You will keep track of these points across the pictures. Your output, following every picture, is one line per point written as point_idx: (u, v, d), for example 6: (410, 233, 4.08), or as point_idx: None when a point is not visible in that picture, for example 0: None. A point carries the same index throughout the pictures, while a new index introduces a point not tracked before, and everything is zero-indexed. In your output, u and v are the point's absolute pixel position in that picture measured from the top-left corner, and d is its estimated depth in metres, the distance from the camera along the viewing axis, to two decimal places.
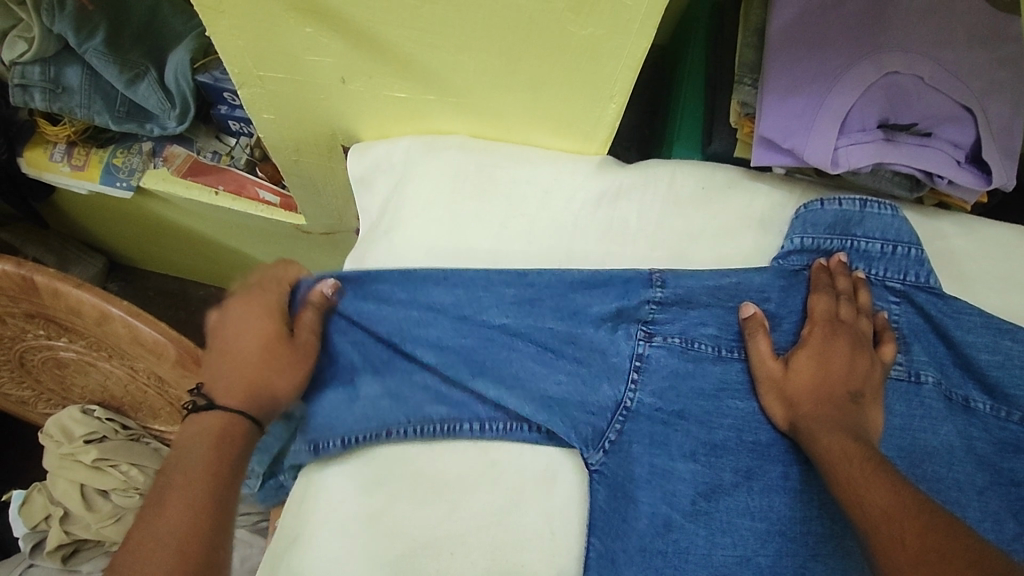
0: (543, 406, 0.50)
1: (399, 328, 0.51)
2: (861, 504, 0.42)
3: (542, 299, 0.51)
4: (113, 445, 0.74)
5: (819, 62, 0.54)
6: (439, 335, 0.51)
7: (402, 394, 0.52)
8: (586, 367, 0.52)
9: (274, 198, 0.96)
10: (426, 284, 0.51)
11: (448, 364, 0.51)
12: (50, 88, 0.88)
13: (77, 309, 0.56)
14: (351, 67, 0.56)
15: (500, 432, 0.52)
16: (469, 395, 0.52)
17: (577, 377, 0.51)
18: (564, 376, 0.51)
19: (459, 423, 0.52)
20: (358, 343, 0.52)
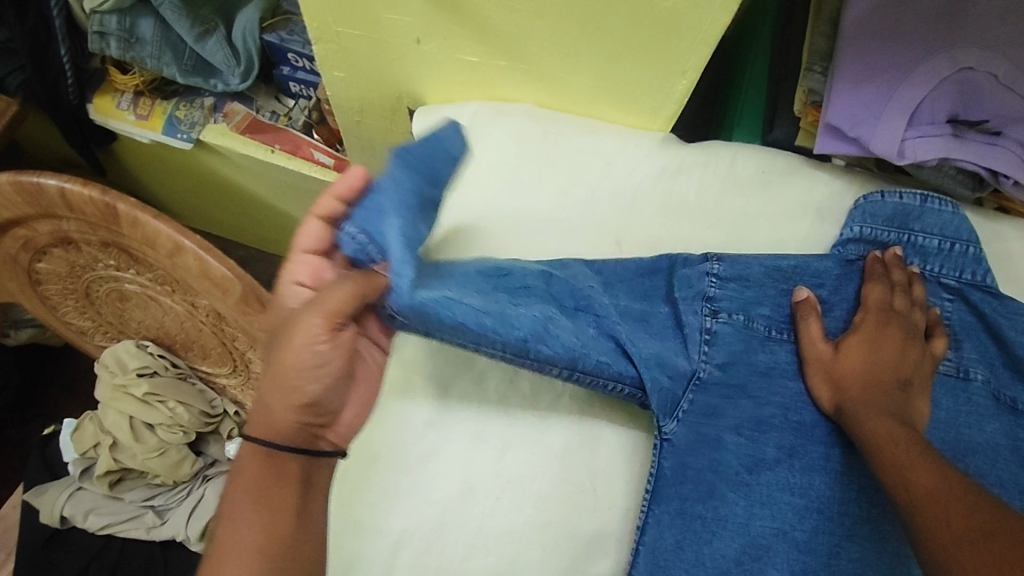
0: (642, 363, 0.51)
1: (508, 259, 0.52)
2: (907, 485, 0.42)
3: (618, 281, 0.53)
4: (163, 381, 0.77)
5: (892, 53, 0.54)
6: (552, 268, 0.52)
7: (508, 316, 0.49)
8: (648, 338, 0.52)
9: (328, 160, 0.98)
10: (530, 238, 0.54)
11: (558, 298, 0.51)
12: (125, 37, 0.92)
13: (150, 239, 0.58)
14: (428, 27, 0.58)
15: (599, 377, 0.51)
16: (574, 338, 0.50)
17: (660, 341, 0.52)
18: (651, 339, 0.52)
19: (554, 364, 0.50)
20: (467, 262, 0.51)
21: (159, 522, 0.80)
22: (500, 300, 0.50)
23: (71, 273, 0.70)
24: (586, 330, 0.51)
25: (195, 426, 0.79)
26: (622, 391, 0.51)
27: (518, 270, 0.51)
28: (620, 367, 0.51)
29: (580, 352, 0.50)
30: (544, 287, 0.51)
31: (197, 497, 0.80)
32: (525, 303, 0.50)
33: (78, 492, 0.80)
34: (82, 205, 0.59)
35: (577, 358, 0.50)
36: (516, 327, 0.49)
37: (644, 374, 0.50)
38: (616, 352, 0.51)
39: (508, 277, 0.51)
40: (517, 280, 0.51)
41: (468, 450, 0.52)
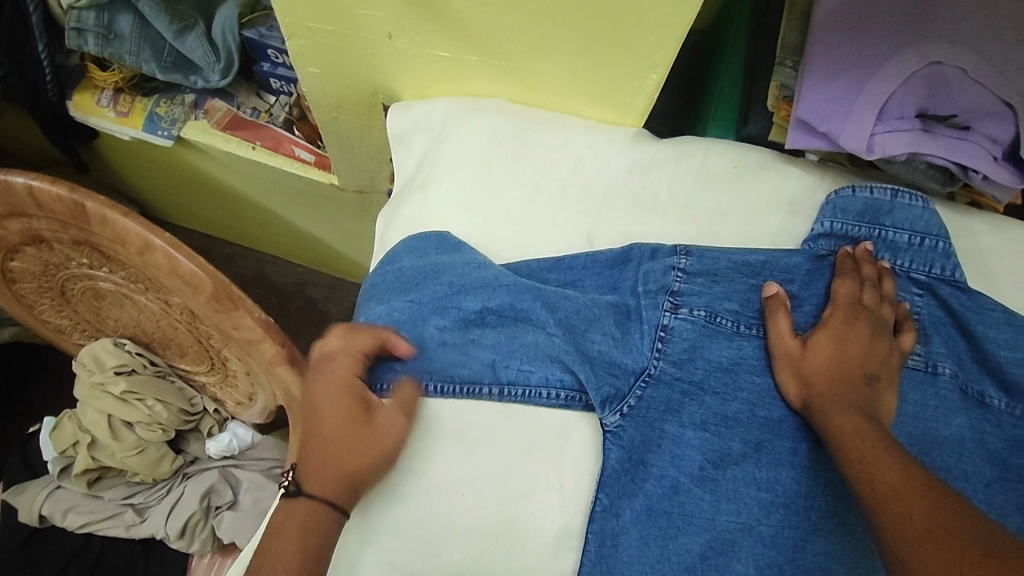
0: (582, 359, 0.51)
1: (447, 282, 0.54)
2: (870, 480, 0.43)
3: (582, 282, 0.56)
4: (141, 379, 0.77)
5: (862, 48, 0.54)
6: (481, 285, 0.54)
7: (431, 351, 0.52)
8: (617, 329, 0.53)
9: (309, 157, 0.98)
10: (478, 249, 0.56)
11: (490, 318, 0.53)
12: (103, 33, 0.91)
13: (121, 237, 0.58)
14: (400, 23, 0.57)
15: (521, 385, 0.52)
16: (495, 356, 0.52)
17: (611, 336, 0.52)
18: (599, 334, 0.52)
19: (479, 384, 0.52)
20: (414, 289, 0.55)
21: (139, 519, 0.80)
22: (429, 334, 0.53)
23: (45, 272, 0.69)
24: (512, 339, 0.52)
25: (175, 424, 0.79)
26: (555, 396, 0.52)
27: (452, 295, 0.54)
28: (548, 372, 0.52)
29: (504, 367, 0.52)
30: (482, 300, 0.53)
31: (177, 495, 0.80)
32: (452, 330, 0.53)
33: (56, 492, 0.79)
34: (53, 203, 0.59)
35: (499, 373, 0.52)
36: (436, 358, 0.52)
37: (579, 373, 0.51)
38: (544, 359, 0.52)
39: (442, 304, 0.54)
40: (452, 305, 0.53)
41: (434, 449, 0.52)
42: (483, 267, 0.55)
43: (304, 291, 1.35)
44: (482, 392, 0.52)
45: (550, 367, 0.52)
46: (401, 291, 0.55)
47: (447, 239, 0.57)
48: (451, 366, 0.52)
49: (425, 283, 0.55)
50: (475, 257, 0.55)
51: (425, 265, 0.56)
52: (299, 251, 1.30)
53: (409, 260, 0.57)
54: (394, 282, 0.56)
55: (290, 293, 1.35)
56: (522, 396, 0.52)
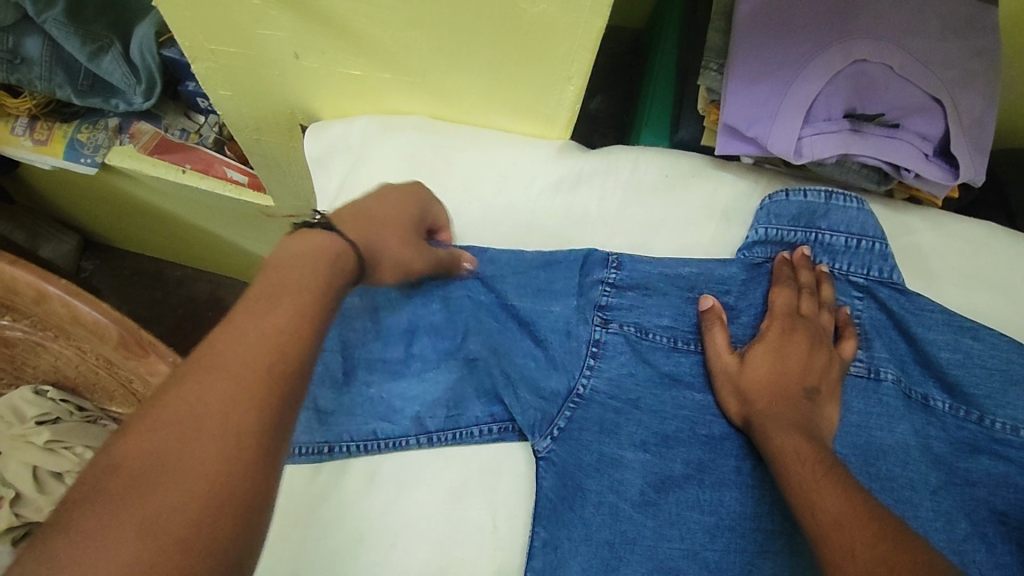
0: (504, 384, 0.50)
1: (357, 327, 0.51)
2: (812, 506, 0.41)
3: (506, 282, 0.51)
4: (67, 426, 0.72)
5: (785, 49, 0.52)
6: (394, 331, 0.52)
7: (355, 402, 0.51)
8: (537, 346, 0.50)
9: (242, 178, 0.94)
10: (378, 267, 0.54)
11: (412, 364, 0.52)
12: (9, 58, 0.86)
13: (13, 287, 0.54)
14: (305, 41, 0.54)
15: (452, 427, 0.51)
16: (421, 402, 0.51)
17: (534, 359, 0.50)
18: (522, 357, 0.50)
19: (406, 437, 0.51)
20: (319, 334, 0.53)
21: None
22: (348, 385, 0.51)
23: None
24: (436, 382, 0.51)
25: None
26: (488, 430, 0.51)
27: (364, 343, 0.52)
28: (479, 410, 0.51)
29: (429, 417, 0.51)
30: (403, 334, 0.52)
31: None
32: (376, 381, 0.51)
33: None
34: None
35: (426, 421, 0.51)
36: (358, 411, 0.51)
37: (505, 401, 0.50)
38: (475, 394, 0.51)
39: (357, 353, 0.52)
40: (373, 351, 0.52)
41: (366, 491, 0.50)
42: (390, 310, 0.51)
43: None
44: (411, 443, 0.51)
45: (481, 400, 0.51)
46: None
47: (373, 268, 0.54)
48: (378, 415, 0.51)
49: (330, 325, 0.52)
50: (381, 296, 0.51)
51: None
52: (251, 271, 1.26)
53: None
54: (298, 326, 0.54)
55: None
56: (454, 438, 0.51)
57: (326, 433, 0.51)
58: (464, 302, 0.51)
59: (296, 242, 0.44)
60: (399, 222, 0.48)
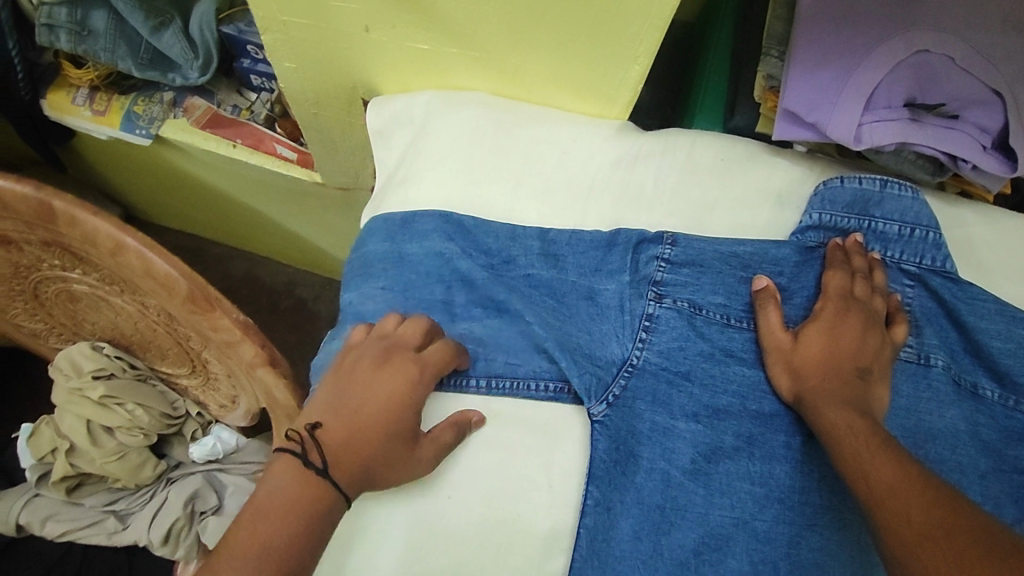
0: (560, 348, 0.52)
1: (420, 272, 0.56)
2: (866, 478, 0.42)
3: (566, 259, 0.55)
4: (120, 383, 0.74)
5: (848, 37, 0.53)
6: (453, 278, 0.56)
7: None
8: (590, 301, 0.53)
9: (291, 154, 0.96)
10: (427, 219, 0.57)
11: (466, 309, 0.56)
12: (77, 30, 0.88)
13: (91, 239, 0.56)
14: (376, 14, 0.56)
15: (510, 376, 0.53)
16: (481, 343, 0.54)
17: (589, 331, 0.53)
18: (578, 328, 0.53)
19: (467, 378, 0.53)
20: (384, 275, 0.57)
21: (121, 527, 0.78)
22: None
23: (17, 275, 0.67)
24: (497, 331, 0.54)
25: (156, 428, 0.78)
26: (543, 388, 0.53)
27: (425, 285, 0.56)
28: (536, 366, 0.53)
29: (487, 361, 0.54)
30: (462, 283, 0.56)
31: (160, 501, 0.78)
32: (435, 322, 0.56)
33: (34, 499, 0.78)
34: (19, 204, 0.57)
35: (488, 364, 0.53)
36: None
37: (560, 363, 0.51)
38: (533, 351, 0.53)
39: (417, 294, 0.56)
40: (434, 295, 0.56)
41: None
42: (453, 262, 0.56)
43: (294, 291, 1.33)
44: (471, 386, 0.53)
45: (537, 357, 0.53)
46: (371, 277, 0.57)
47: (451, 221, 0.57)
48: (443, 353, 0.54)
49: (397, 272, 0.57)
50: (448, 248, 0.56)
51: (394, 251, 0.57)
52: (285, 251, 1.29)
53: (375, 242, 0.58)
54: (367, 265, 0.58)
55: (279, 293, 1.33)
56: (512, 386, 0.53)
57: None
58: (529, 263, 0.55)
59: (302, 480, 0.45)
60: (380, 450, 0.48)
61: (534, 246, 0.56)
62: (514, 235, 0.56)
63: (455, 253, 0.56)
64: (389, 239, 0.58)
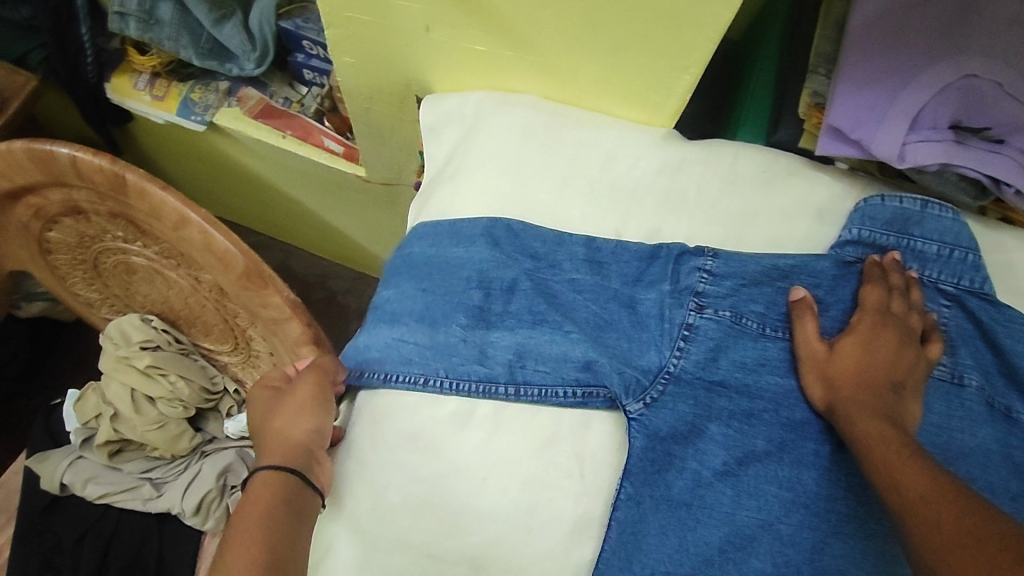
0: (597, 347, 0.53)
1: (464, 277, 0.56)
2: (897, 485, 0.43)
3: (609, 266, 0.56)
4: (166, 355, 0.78)
5: (896, 59, 0.54)
6: (496, 286, 0.55)
7: (449, 345, 0.54)
8: (630, 313, 0.54)
9: (338, 148, 0.98)
10: (472, 224, 0.58)
11: (506, 316, 0.54)
12: (144, 18, 0.92)
13: (158, 212, 0.59)
14: (438, 15, 0.58)
15: (541, 384, 0.53)
16: (511, 355, 0.53)
17: (628, 339, 0.53)
18: (616, 339, 0.53)
19: (496, 384, 0.53)
20: (426, 279, 0.57)
21: (155, 495, 0.81)
22: (443, 325, 0.54)
23: (80, 244, 0.70)
24: (533, 341, 0.53)
25: (195, 402, 0.81)
26: (574, 393, 0.53)
27: (466, 290, 0.55)
28: (566, 373, 0.53)
29: (522, 367, 0.53)
30: (504, 291, 0.55)
31: (193, 473, 0.81)
32: (469, 327, 0.54)
33: (77, 461, 0.81)
34: (94, 176, 0.60)
35: (516, 374, 0.53)
36: (453, 354, 0.53)
37: (595, 368, 0.52)
38: (568, 361, 0.53)
39: (457, 298, 0.55)
40: (472, 300, 0.55)
41: (455, 432, 0.53)
42: (499, 268, 0.56)
43: (325, 282, 1.37)
44: (499, 392, 0.53)
45: (569, 364, 0.53)
46: (413, 279, 0.57)
47: (497, 226, 0.58)
48: (472, 360, 0.53)
49: (438, 274, 0.57)
50: (492, 254, 0.56)
51: (439, 255, 0.58)
52: (320, 243, 1.32)
53: (422, 246, 0.59)
54: (415, 265, 0.58)
55: (311, 284, 1.36)
56: (543, 395, 0.53)
57: (424, 367, 0.54)
58: (573, 268, 0.56)
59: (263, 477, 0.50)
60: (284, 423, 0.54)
61: (578, 252, 0.57)
62: (562, 240, 0.57)
63: (502, 258, 0.56)
64: (434, 244, 0.58)
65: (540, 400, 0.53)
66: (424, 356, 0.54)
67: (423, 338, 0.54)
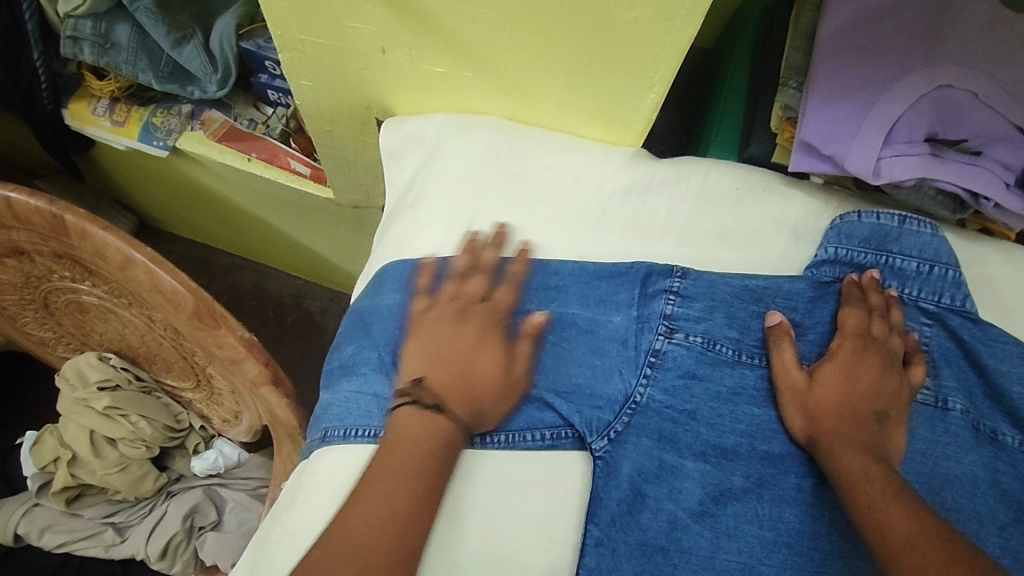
0: (555, 391, 0.50)
1: (407, 325, 0.53)
2: (880, 527, 0.41)
3: (568, 290, 0.54)
4: (125, 395, 0.74)
5: (867, 71, 0.52)
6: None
7: None
8: (595, 355, 0.51)
9: (305, 169, 0.96)
10: (419, 268, 0.56)
11: None
12: (100, 42, 0.90)
13: (102, 252, 0.56)
14: (393, 36, 0.56)
15: (503, 429, 0.50)
16: None
17: (591, 369, 0.51)
18: (578, 368, 0.51)
19: None
20: (374, 327, 0.54)
21: (119, 539, 0.77)
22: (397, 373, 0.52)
23: (27, 284, 0.67)
24: None
25: (159, 441, 0.77)
26: (542, 436, 0.50)
27: (407, 339, 0.53)
28: (530, 415, 0.50)
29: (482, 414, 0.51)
30: None
31: (159, 515, 0.78)
32: None
33: (34, 508, 0.78)
34: (32, 215, 0.57)
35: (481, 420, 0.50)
36: None
37: (557, 409, 0.50)
38: (529, 402, 0.50)
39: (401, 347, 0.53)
40: None
41: None
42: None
43: (301, 304, 1.33)
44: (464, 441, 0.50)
45: (532, 406, 0.50)
46: (363, 330, 0.55)
47: (442, 265, 0.55)
48: None
49: (382, 323, 0.54)
50: (440, 297, 0.54)
51: (384, 303, 0.55)
52: (296, 264, 1.29)
53: (370, 297, 0.57)
54: (359, 317, 0.56)
55: (287, 306, 1.33)
56: (507, 441, 0.50)
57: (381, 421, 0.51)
58: (526, 298, 0.54)
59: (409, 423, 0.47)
60: (484, 364, 0.50)
61: (537, 281, 0.54)
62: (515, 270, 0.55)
63: (446, 301, 0.54)
64: (378, 294, 0.56)
65: (503, 447, 0.50)
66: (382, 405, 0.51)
67: (377, 386, 0.52)
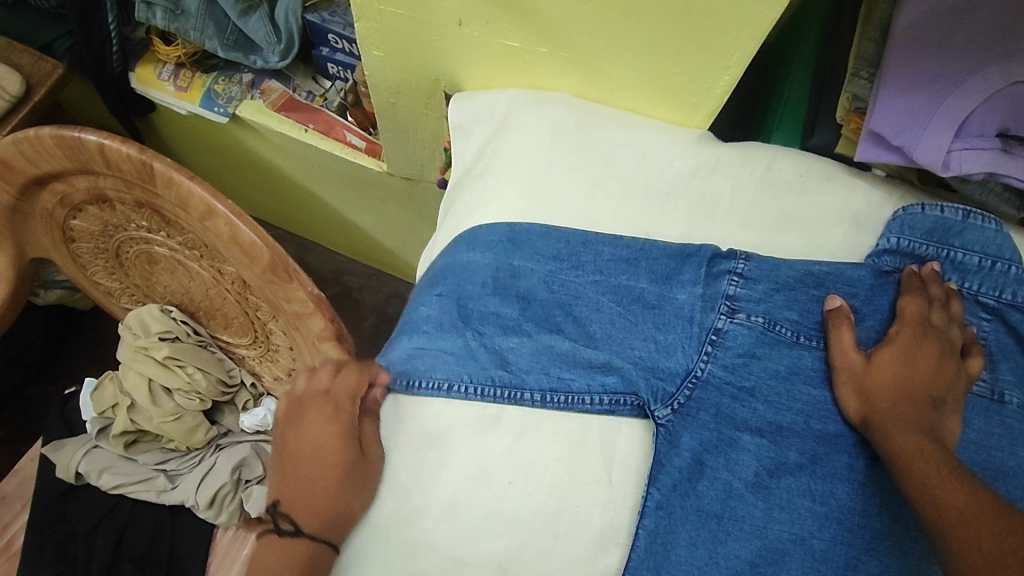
0: (620, 359, 0.52)
1: (479, 283, 0.55)
2: (935, 502, 0.42)
3: (638, 263, 0.54)
4: (184, 347, 0.76)
5: (942, 65, 0.52)
6: (512, 291, 0.55)
7: (471, 349, 0.53)
8: (658, 330, 0.52)
9: (361, 143, 0.98)
10: (488, 232, 0.57)
11: (522, 323, 0.54)
12: (171, 9, 0.92)
13: (185, 202, 0.59)
14: (472, 9, 0.57)
15: (567, 391, 0.52)
16: (535, 362, 0.53)
17: (654, 342, 0.52)
18: (641, 340, 0.52)
19: (524, 392, 0.52)
20: (444, 284, 0.56)
21: (170, 486, 0.81)
22: (468, 328, 0.54)
23: (104, 233, 0.70)
24: (550, 347, 0.53)
25: (212, 395, 0.80)
26: (603, 400, 0.52)
27: (483, 298, 0.55)
28: (594, 378, 0.52)
29: (547, 373, 0.53)
30: (527, 298, 0.54)
31: (208, 465, 0.81)
32: (491, 333, 0.54)
33: (93, 450, 0.81)
34: (121, 163, 0.60)
35: (546, 380, 0.52)
36: (480, 359, 0.53)
37: (622, 375, 0.52)
38: (592, 367, 0.52)
39: (472, 305, 0.55)
40: (490, 308, 0.54)
41: (480, 434, 0.52)
42: (516, 275, 0.55)
43: (340, 279, 1.36)
44: (529, 401, 0.53)
45: (597, 372, 0.52)
46: (434, 287, 0.57)
47: (517, 232, 0.57)
48: (498, 364, 0.53)
49: (452, 279, 0.56)
50: (510, 261, 0.55)
51: (456, 261, 0.57)
52: (337, 239, 1.32)
53: (442, 261, 0.59)
54: (437, 275, 0.58)
55: (326, 280, 1.36)
56: (571, 403, 0.52)
57: (453, 373, 0.53)
58: (596, 269, 0.55)
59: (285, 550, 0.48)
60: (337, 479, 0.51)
61: (606, 253, 0.55)
62: (586, 242, 0.56)
63: (519, 264, 0.55)
64: (452, 254, 0.58)
65: (567, 408, 0.52)
66: (451, 358, 0.53)
67: (447, 343, 0.54)
